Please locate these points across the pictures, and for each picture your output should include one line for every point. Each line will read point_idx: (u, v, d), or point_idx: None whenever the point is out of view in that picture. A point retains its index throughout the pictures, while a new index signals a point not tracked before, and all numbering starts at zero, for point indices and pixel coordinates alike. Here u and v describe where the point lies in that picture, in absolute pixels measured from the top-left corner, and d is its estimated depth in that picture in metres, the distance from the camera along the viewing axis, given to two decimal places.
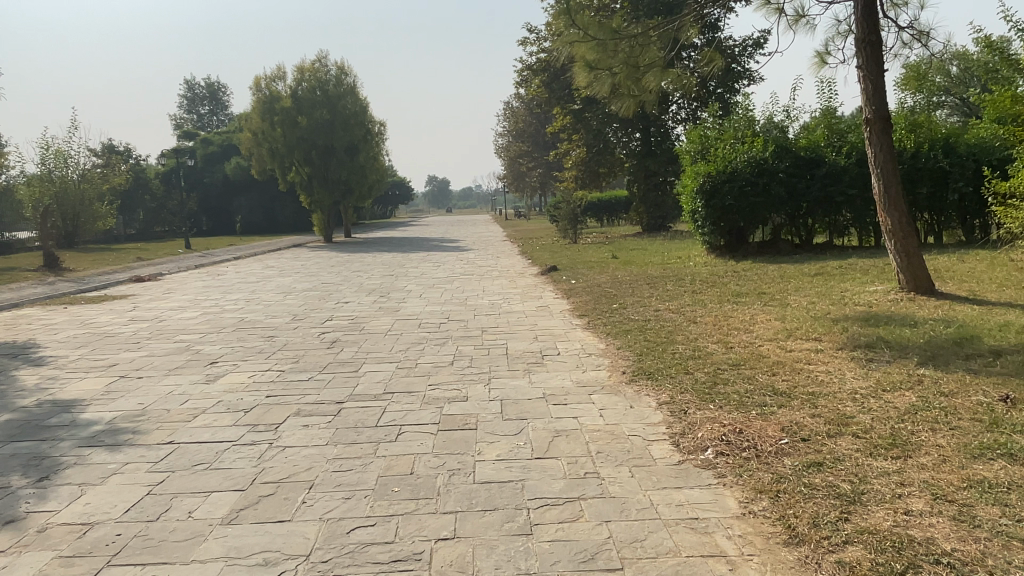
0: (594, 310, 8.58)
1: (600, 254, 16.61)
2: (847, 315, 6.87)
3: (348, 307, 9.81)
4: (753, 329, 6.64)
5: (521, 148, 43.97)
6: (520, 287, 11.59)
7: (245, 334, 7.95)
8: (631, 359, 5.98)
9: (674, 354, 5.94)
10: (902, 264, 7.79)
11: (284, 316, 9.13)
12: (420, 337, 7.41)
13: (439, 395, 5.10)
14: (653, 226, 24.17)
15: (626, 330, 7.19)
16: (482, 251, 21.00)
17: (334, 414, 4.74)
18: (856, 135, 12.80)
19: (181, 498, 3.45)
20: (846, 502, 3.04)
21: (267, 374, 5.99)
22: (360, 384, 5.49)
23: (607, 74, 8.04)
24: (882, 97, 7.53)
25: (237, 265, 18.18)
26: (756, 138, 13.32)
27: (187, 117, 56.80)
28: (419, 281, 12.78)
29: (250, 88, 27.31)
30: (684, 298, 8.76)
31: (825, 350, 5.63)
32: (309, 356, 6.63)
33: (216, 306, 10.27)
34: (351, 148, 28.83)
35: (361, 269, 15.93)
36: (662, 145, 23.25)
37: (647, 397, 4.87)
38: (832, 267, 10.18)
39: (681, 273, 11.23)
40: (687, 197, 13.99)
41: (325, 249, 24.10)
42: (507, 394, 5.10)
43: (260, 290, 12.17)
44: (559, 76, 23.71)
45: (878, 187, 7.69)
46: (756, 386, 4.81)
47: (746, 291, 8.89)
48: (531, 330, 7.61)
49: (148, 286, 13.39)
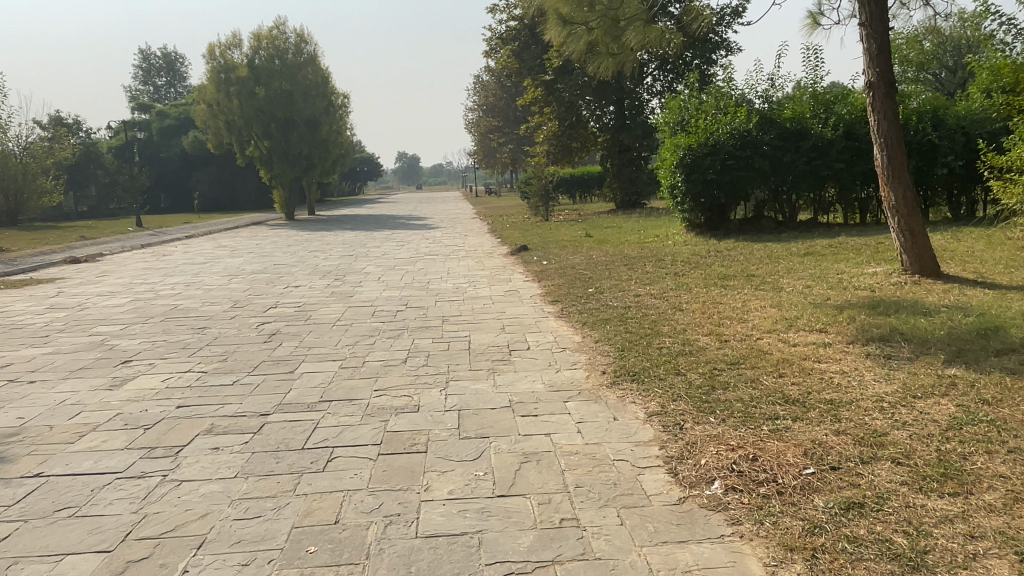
0: (567, 296, 7.78)
1: (573, 232, 15.80)
2: (851, 302, 6.16)
3: (297, 292, 8.85)
4: (747, 319, 5.90)
5: (491, 122, 42.95)
6: (488, 268, 10.77)
7: (173, 324, 6.98)
8: (611, 355, 5.20)
9: (661, 350, 5.17)
10: (905, 244, 7.09)
11: (223, 303, 8.15)
12: (371, 328, 6.52)
13: (386, 404, 4.25)
14: (627, 203, 23.42)
15: (605, 319, 6.39)
16: (450, 229, 20.05)
17: (254, 432, 3.87)
18: (844, 107, 12.09)
19: (23, 565, 2.58)
20: (908, 568, 2.29)
21: (185, 376, 5.07)
22: (292, 390, 4.60)
23: (582, 30, 7.37)
24: (887, 57, 6.78)
25: (187, 244, 16.99)
26: (739, 108, 12.57)
27: (143, 89, 54.33)
28: (380, 263, 11.86)
29: (203, 56, 25.72)
30: (666, 282, 7.97)
31: (834, 346, 4.91)
32: (241, 353, 5.72)
33: (149, 292, 9.23)
34: (313, 121, 27.46)
35: (319, 249, 14.90)
36: (637, 119, 22.38)
37: (633, 405, 4.08)
38: (822, 247, 9.49)
39: (661, 253, 10.47)
40: (666, 171, 13.18)
41: (286, 228, 22.92)
42: (466, 402, 4.27)
43: (204, 272, 11.14)
44: (530, 45, 22.88)
45: (880, 158, 6.97)
46: (760, 390, 4.07)
47: (734, 274, 8.15)
48: (499, 319, 6.77)
49: (81, 269, 12.23)
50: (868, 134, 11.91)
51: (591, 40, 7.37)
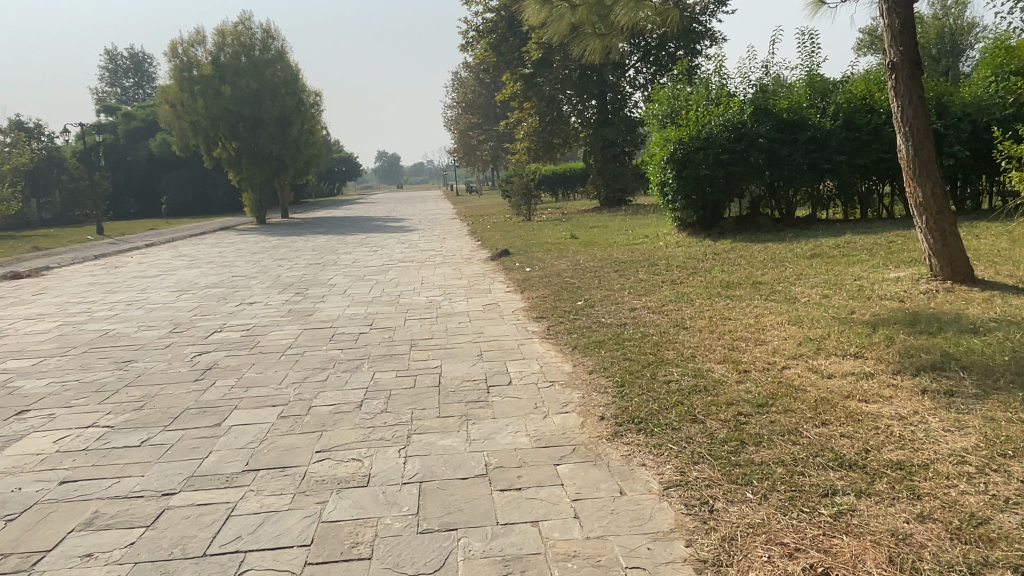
0: (553, 311, 6.87)
1: (558, 233, 14.88)
2: (882, 316, 5.31)
3: (249, 311, 7.87)
4: (765, 340, 5.03)
5: (471, 120, 42.06)
6: (466, 277, 9.84)
7: (94, 357, 5.97)
8: (609, 393, 4.28)
9: (670, 384, 4.28)
10: (935, 246, 6.25)
11: (163, 328, 7.14)
12: (326, 358, 5.57)
13: (327, 475, 3.32)
14: (611, 200, 22.57)
15: (599, 342, 5.48)
16: (428, 231, 19.11)
17: (146, 527, 2.93)
18: (843, 95, 11.32)
19: None
20: None
21: (84, 434, 4.09)
22: (211, 456, 3.65)
23: (565, 10, 6.52)
24: (911, 34, 5.96)
25: (146, 254, 15.89)
26: (732, 98, 11.76)
27: (111, 90, 52.67)
28: (348, 272, 10.91)
29: (165, 53, 24.44)
30: (663, 292, 7.10)
31: (878, 379, 4.05)
32: (163, 397, 4.74)
33: (84, 314, 8.18)
34: (283, 120, 26.36)
35: (286, 256, 13.92)
36: (619, 113, 21.26)
37: (643, 471, 3.18)
38: (830, 248, 8.68)
39: (653, 257, 9.63)
40: (654, 167, 12.31)
41: (255, 233, 21.85)
42: (430, 469, 3.34)
43: (152, 288, 10.07)
44: (508, 38, 22.22)
45: (905, 149, 6.14)
46: (803, 448, 3.21)
47: (740, 281, 7.29)
48: (475, 343, 5.86)
49: (19, 285, 11.08)
50: (868, 123, 11.13)
51: (575, 20, 6.55)
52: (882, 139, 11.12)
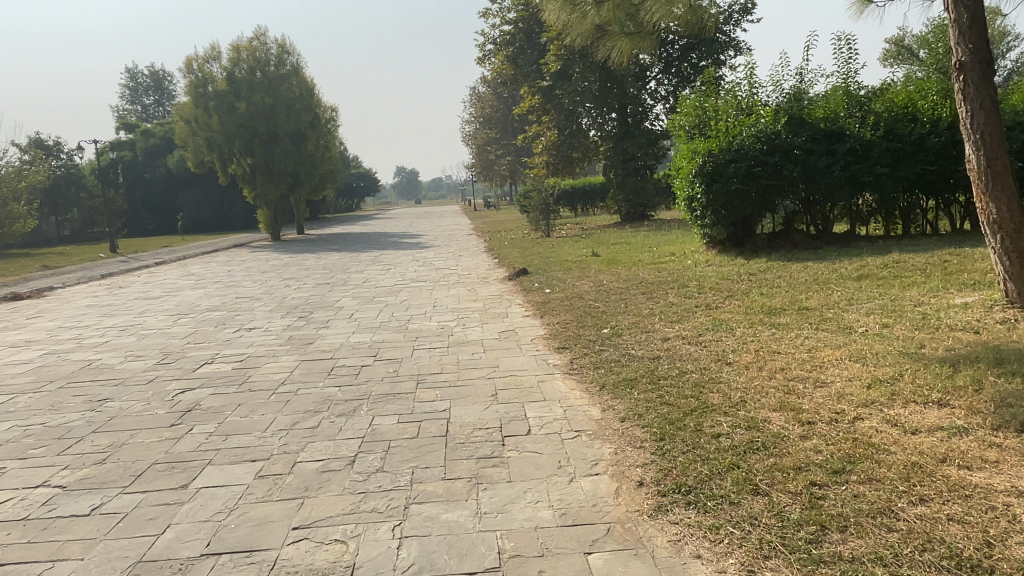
0: (577, 340, 6.18)
1: (579, 250, 14.21)
2: (960, 353, 4.60)
3: (247, 339, 7.27)
4: (826, 381, 4.33)
5: (488, 135, 41.77)
6: (482, 299, 9.21)
7: (68, 394, 5.36)
8: (646, 448, 3.60)
9: (720, 438, 3.59)
10: (1010, 269, 5.47)
11: (152, 358, 6.55)
12: (323, 398, 4.94)
13: (303, 565, 2.67)
14: (632, 215, 21.87)
15: (631, 380, 4.80)
16: (443, 248, 18.51)
17: None
18: (883, 103, 10.66)
19: None
20: None
21: (28, 498, 3.46)
22: (167, 534, 3.00)
23: (590, 8, 5.91)
24: (983, 29, 5.26)
25: (153, 273, 15.46)
26: (764, 107, 11.07)
27: (131, 108, 53.18)
28: (357, 293, 10.31)
29: (180, 69, 24.23)
30: (698, 318, 6.40)
31: (975, 437, 3.35)
32: (130, 448, 4.11)
33: (73, 341, 7.61)
34: (299, 135, 26.08)
35: (295, 276, 13.37)
36: (640, 126, 20.62)
37: (700, 568, 2.51)
38: (877, 269, 7.96)
39: (683, 277, 8.94)
40: (681, 181, 11.64)
41: (268, 250, 21.42)
42: (430, 556, 2.68)
43: (151, 311, 9.52)
44: (526, 50, 21.87)
45: (976, 159, 5.43)
46: (904, 540, 2.53)
47: (783, 306, 6.58)
48: (488, 379, 5.19)
49: (15, 307, 10.58)
50: (912, 133, 10.37)
51: (600, 19, 5.95)
52: (926, 150, 10.35)
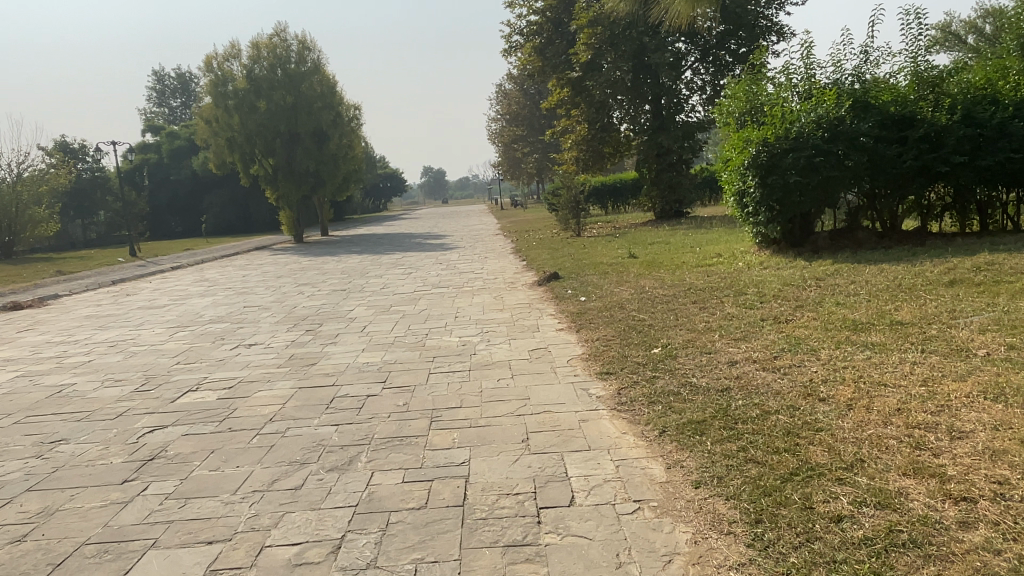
0: (623, 363, 5.18)
1: (614, 251, 13.17)
2: None
3: (243, 359, 6.39)
4: (969, 433, 3.25)
5: (516, 131, 40.66)
6: (509, 308, 8.24)
7: (18, 435, 4.50)
8: (741, 537, 2.61)
9: (843, 523, 2.57)
10: None
11: (131, 384, 5.68)
12: (316, 441, 4.00)
13: None
14: (667, 212, 20.71)
15: (700, 421, 3.80)
16: (469, 250, 17.60)
17: None
18: (958, 84, 9.43)
19: None
20: None
21: None
22: None
23: None
24: None
25: (166, 279, 14.75)
26: (824, 88, 9.87)
27: (159, 111, 53.38)
28: (373, 302, 9.41)
29: (200, 68, 23.64)
30: (770, 336, 5.36)
31: None
32: (61, 520, 3.20)
33: (54, 360, 6.81)
34: (321, 134, 25.35)
35: (310, 281, 12.55)
36: (674, 119, 19.56)
37: None
38: (970, 272, 6.81)
39: (738, 282, 7.88)
40: (731, 174, 10.72)
41: (289, 253, 20.77)
42: None
43: (149, 324, 8.71)
44: (554, 41, 20.89)
45: None
46: None
47: (871, 319, 5.51)
48: (518, 417, 4.21)
49: (11, 319, 9.88)
50: (992, 117, 9.17)
51: None
52: (1009, 136, 9.10)
